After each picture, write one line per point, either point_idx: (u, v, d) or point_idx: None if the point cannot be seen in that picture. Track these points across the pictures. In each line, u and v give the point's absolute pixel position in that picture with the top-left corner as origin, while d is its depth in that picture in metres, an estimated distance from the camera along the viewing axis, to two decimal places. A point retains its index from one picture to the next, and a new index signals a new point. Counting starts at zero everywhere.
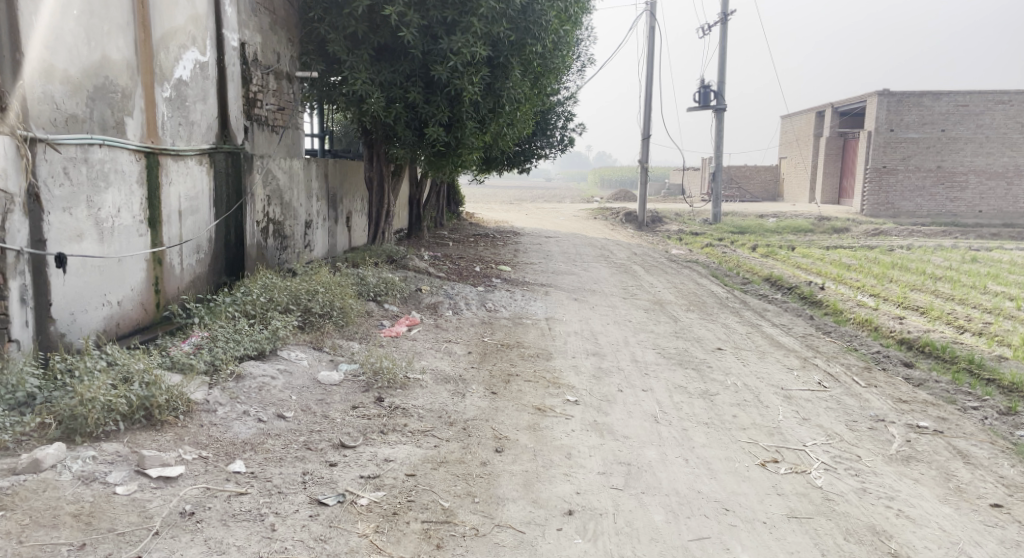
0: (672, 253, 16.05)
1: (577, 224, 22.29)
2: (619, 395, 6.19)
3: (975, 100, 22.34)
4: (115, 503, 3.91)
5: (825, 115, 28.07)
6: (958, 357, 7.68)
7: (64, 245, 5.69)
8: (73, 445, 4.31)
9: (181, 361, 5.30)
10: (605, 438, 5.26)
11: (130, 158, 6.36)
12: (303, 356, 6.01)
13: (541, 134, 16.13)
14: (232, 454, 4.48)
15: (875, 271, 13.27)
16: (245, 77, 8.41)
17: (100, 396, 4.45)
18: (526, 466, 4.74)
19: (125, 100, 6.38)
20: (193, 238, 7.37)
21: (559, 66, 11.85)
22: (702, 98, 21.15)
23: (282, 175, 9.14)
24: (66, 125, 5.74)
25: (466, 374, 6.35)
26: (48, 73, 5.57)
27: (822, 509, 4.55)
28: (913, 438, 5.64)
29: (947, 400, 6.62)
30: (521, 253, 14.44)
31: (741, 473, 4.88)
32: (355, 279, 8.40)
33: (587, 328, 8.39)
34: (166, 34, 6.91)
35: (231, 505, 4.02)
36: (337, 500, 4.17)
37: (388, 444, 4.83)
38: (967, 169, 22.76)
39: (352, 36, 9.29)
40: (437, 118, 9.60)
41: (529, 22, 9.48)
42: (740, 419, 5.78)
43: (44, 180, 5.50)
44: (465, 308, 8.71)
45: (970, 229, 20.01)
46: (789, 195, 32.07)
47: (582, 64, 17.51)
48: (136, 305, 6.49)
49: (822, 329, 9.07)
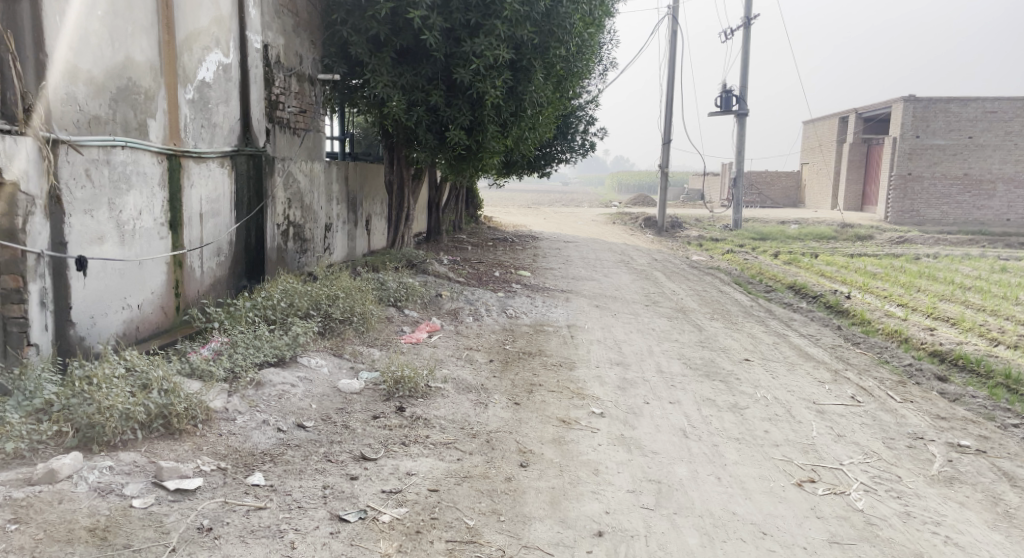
0: (694, 260, 15.84)
1: (596, 229, 22.16)
2: (646, 407, 6.03)
3: (1004, 107, 21.98)
4: (131, 517, 3.81)
5: (849, 120, 27.78)
6: (994, 372, 7.47)
7: (85, 249, 5.61)
8: (90, 455, 4.21)
9: (201, 368, 5.17)
10: (632, 453, 5.11)
11: (152, 161, 6.28)
12: (323, 363, 5.90)
13: (562, 138, 16.01)
14: (252, 466, 4.37)
15: (902, 280, 13.02)
16: (267, 79, 8.32)
17: (118, 404, 4.36)
18: (554, 482, 4.60)
19: (148, 102, 6.30)
20: (213, 241, 7.28)
21: (582, 70, 11.70)
22: (724, 102, 20.94)
23: (303, 179, 9.05)
24: (89, 126, 5.67)
25: (488, 384, 6.20)
26: (72, 74, 5.50)
27: (865, 534, 4.38)
28: (955, 457, 5.45)
29: (986, 417, 6.42)
30: (540, 258, 14.29)
31: (777, 494, 4.71)
32: (376, 283, 8.29)
33: (610, 336, 8.24)
34: (190, 35, 6.84)
35: (250, 521, 3.90)
36: (358, 517, 4.05)
37: (411, 457, 4.71)
38: (995, 177, 22.38)
39: (375, 39, 9.21)
40: (459, 122, 9.46)
41: (553, 25, 9.34)
42: (772, 435, 5.60)
43: (66, 182, 5.42)
44: (487, 314, 8.57)
45: (999, 238, 19.63)
46: (810, 201, 31.69)
47: (604, 68, 17.35)
48: (155, 308, 6.41)
49: (851, 340, 8.87)
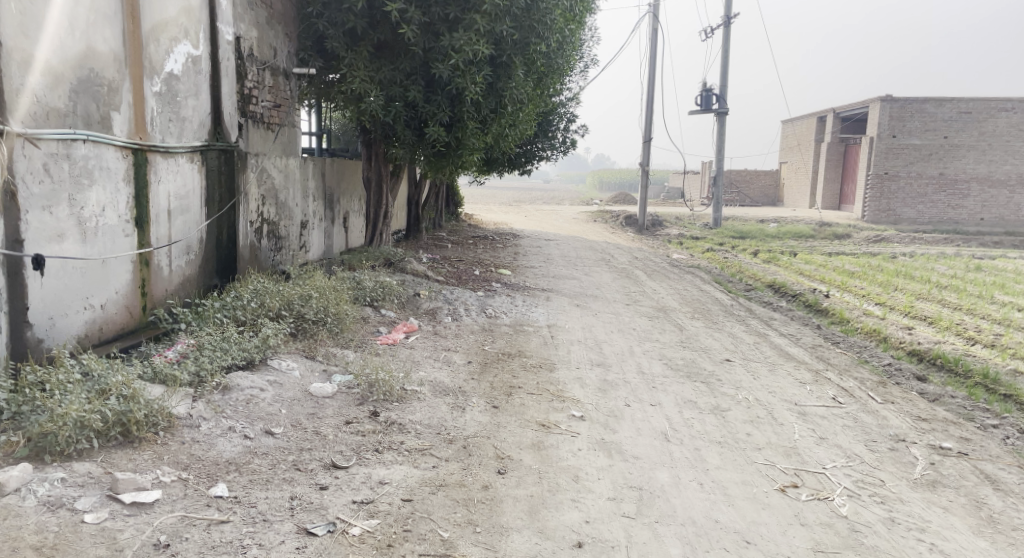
0: (675, 258, 15.73)
1: (577, 227, 22.06)
2: (627, 410, 5.88)
3: (979, 107, 22.06)
4: (82, 534, 3.60)
5: (827, 119, 27.87)
6: (972, 372, 7.41)
7: (43, 247, 5.37)
8: (41, 465, 4.00)
9: (164, 373, 4.94)
10: (613, 459, 4.95)
11: (116, 155, 6.03)
12: (294, 366, 5.69)
13: (542, 136, 15.86)
14: (216, 475, 4.17)
15: (879, 279, 12.98)
16: (240, 72, 8.08)
17: (72, 411, 4.14)
18: (531, 490, 4.43)
19: (112, 94, 6.05)
20: (182, 239, 7.03)
21: (563, 66, 11.52)
22: (704, 100, 20.92)
23: (278, 175, 8.81)
24: (47, 119, 5.42)
25: (466, 387, 6.02)
26: (29, 65, 5.25)
27: (849, 542, 4.25)
28: (937, 460, 5.34)
29: (966, 418, 6.34)
30: (521, 256, 14.14)
31: (760, 500, 4.57)
32: (352, 282, 8.08)
33: (591, 336, 8.07)
34: (156, 25, 6.59)
35: (211, 536, 3.71)
36: (327, 530, 3.86)
37: (384, 464, 4.52)
38: (970, 177, 22.49)
39: (351, 32, 9.00)
40: (438, 118, 9.24)
41: (533, 20, 9.13)
42: (755, 438, 5.47)
43: (22, 176, 5.17)
44: (465, 314, 8.38)
45: (973, 237, 19.72)
46: (789, 199, 31.78)
47: (584, 65, 17.22)
48: (120, 308, 6.17)
49: (831, 339, 8.78)
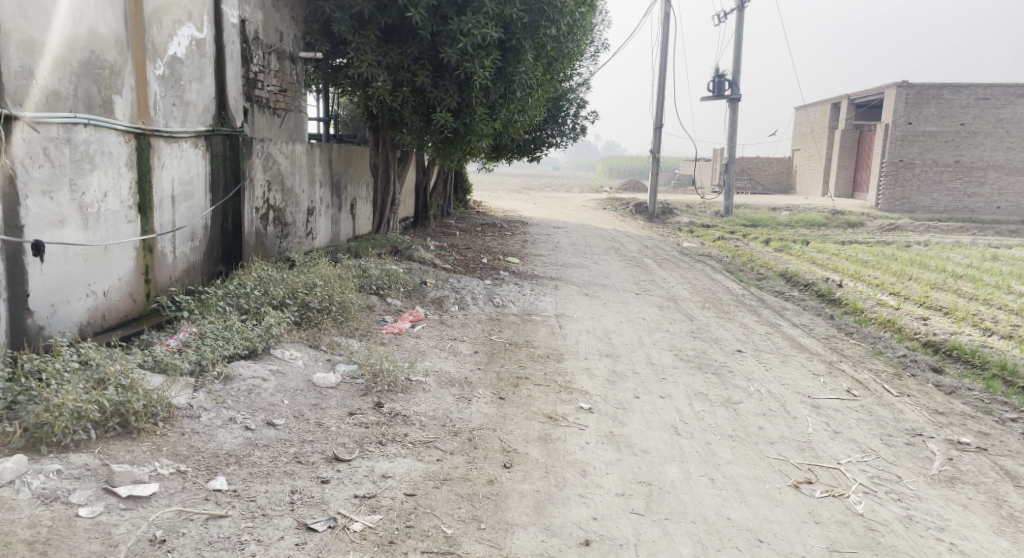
0: (685, 246, 15.56)
1: (586, 214, 21.87)
2: (636, 402, 5.76)
3: (996, 94, 21.72)
4: (76, 529, 3.52)
5: (841, 106, 27.53)
6: (989, 364, 7.25)
7: (43, 233, 5.28)
8: (37, 457, 3.92)
9: (165, 361, 4.86)
10: (622, 453, 4.84)
11: (118, 139, 5.93)
12: (298, 356, 5.59)
13: (552, 121, 15.68)
14: (215, 468, 4.08)
15: (893, 268, 12.77)
16: (245, 56, 7.96)
17: (69, 401, 4.06)
18: (539, 485, 4.33)
19: (114, 77, 5.94)
20: (186, 225, 6.94)
21: (574, 51, 11.34)
22: (716, 87, 20.66)
23: (284, 160, 8.69)
24: (47, 102, 5.31)
25: (472, 377, 5.91)
26: (28, 46, 5.13)
27: (866, 541, 4.13)
28: (955, 456, 5.21)
29: (984, 411, 6.19)
30: (529, 244, 14.01)
31: (773, 497, 4.45)
32: (358, 270, 7.97)
33: (600, 326, 7.94)
34: (160, 7, 6.46)
35: (208, 532, 3.62)
36: (327, 526, 3.77)
37: (387, 457, 4.42)
38: (986, 164, 22.17)
39: (358, 15, 8.85)
40: (446, 103, 9.08)
41: (543, 3, 8.96)
42: (767, 432, 5.34)
43: (21, 161, 5.07)
44: (472, 303, 8.26)
45: (989, 226, 19.41)
46: (802, 187, 31.45)
47: (595, 50, 17.01)
48: (123, 295, 6.09)
49: (844, 329, 8.62)
